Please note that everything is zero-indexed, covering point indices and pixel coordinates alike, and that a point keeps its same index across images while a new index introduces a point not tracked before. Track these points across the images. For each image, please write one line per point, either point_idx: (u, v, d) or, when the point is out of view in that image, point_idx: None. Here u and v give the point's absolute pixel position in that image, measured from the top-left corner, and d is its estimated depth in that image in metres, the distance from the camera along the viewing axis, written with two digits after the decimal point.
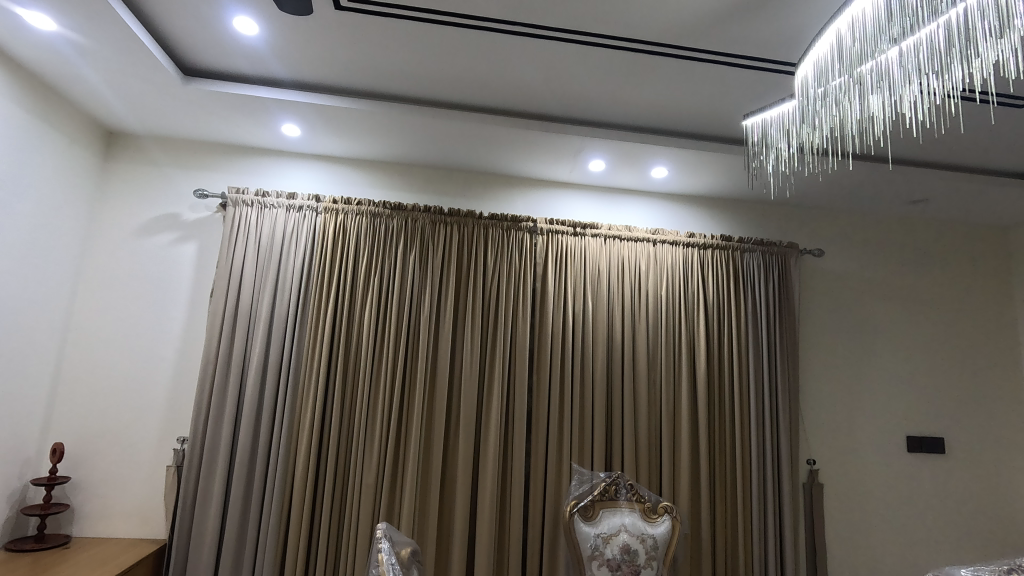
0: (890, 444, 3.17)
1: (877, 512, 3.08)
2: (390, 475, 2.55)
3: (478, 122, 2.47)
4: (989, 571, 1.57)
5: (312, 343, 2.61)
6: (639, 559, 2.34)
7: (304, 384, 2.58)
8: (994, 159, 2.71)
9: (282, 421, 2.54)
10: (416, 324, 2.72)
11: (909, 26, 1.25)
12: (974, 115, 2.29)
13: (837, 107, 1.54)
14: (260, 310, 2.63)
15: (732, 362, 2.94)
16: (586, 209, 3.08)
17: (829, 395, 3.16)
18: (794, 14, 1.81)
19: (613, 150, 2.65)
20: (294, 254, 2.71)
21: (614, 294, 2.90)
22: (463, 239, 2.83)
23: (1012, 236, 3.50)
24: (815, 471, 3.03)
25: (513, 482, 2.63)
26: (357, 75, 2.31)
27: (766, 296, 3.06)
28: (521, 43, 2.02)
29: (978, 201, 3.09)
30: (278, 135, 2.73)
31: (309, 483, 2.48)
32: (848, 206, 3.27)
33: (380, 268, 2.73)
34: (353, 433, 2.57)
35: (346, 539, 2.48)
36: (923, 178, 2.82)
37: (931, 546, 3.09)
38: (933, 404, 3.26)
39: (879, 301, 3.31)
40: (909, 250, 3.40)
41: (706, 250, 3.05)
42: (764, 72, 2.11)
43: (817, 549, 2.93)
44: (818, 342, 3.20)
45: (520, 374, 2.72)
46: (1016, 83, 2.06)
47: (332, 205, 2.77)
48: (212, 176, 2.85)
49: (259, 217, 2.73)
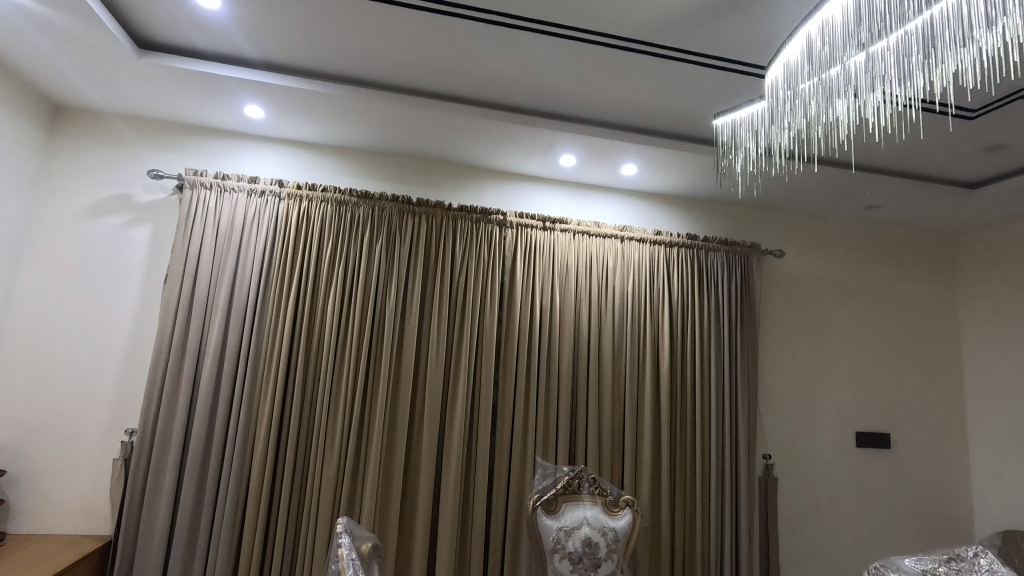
0: (841, 439, 3.29)
1: (827, 503, 3.20)
2: (351, 469, 2.50)
3: (450, 111, 2.43)
4: (931, 560, 1.63)
5: (272, 332, 2.53)
6: (600, 552, 2.38)
7: (264, 374, 2.50)
8: (946, 169, 2.84)
9: (239, 413, 2.45)
10: (381, 315, 2.66)
11: (877, 32, 1.27)
12: (931, 124, 2.39)
13: (805, 110, 1.56)
14: (217, 297, 2.53)
15: (694, 359, 2.99)
16: (557, 204, 3.08)
17: (785, 392, 3.25)
18: (767, 17, 1.84)
19: (584, 145, 2.65)
20: (255, 240, 2.62)
21: (582, 290, 2.91)
22: (431, 230, 2.78)
23: (959, 242, 3.67)
24: (770, 466, 3.12)
25: (477, 477, 2.61)
26: (325, 58, 2.23)
27: (729, 295, 3.12)
28: (497, 33, 2.00)
29: (930, 208, 3.24)
30: (239, 116, 2.62)
31: (266, 477, 2.41)
32: (809, 209, 3.37)
33: (345, 257, 2.67)
34: (313, 426, 2.51)
35: (304, 533, 2.42)
36: (880, 184, 2.93)
37: (875, 537, 3.23)
38: (882, 402, 3.40)
39: (835, 302, 3.42)
40: (865, 253, 3.53)
41: (673, 248, 3.09)
42: (735, 74, 2.14)
43: (769, 541, 3.03)
44: (777, 340, 3.29)
45: (487, 367, 2.70)
46: (970, 96, 2.16)
47: (295, 191, 2.68)
48: (166, 156, 2.71)
49: (218, 201, 2.62)
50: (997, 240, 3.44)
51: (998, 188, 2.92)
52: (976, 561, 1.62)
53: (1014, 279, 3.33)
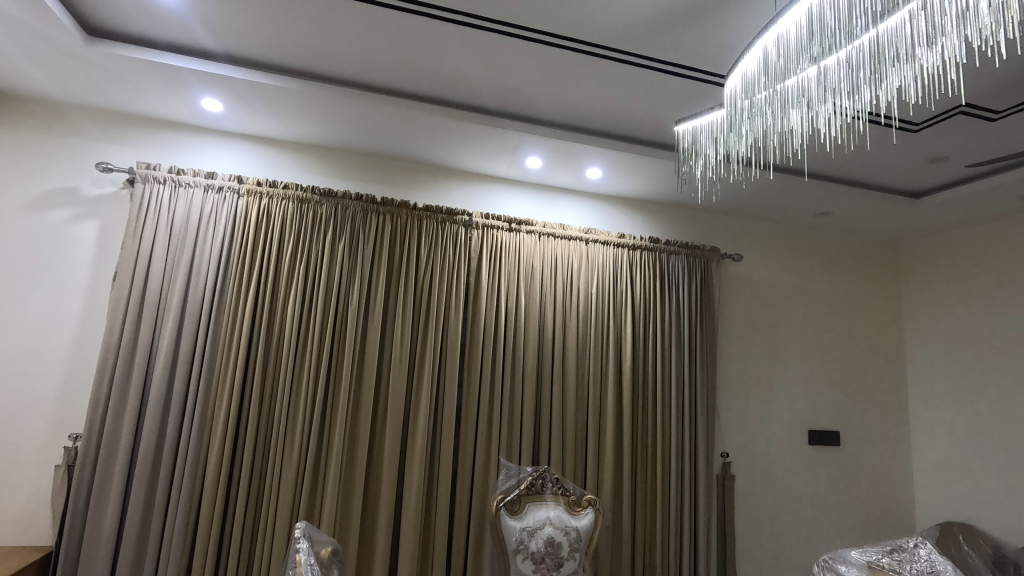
0: (794, 437, 3.41)
1: (781, 498, 3.31)
2: (311, 473, 2.45)
3: (416, 110, 2.41)
4: (876, 551, 1.71)
5: (229, 332, 2.46)
6: (563, 551, 2.40)
7: (219, 376, 2.42)
8: (892, 179, 2.98)
9: (193, 415, 2.37)
10: (344, 315, 2.62)
11: (828, 47, 1.32)
12: (878, 136, 2.51)
13: (761, 117, 1.62)
14: (171, 296, 2.43)
15: (655, 360, 3.06)
16: (523, 206, 3.09)
17: (742, 391, 3.35)
18: (727, 28, 1.90)
19: (550, 147, 2.67)
20: (212, 237, 2.53)
21: (547, 291, 2.93)
22: (396, 229, 2.75)
23: (903, 249, 3.86)
24: (728, 463, 3.20)
25: (440, 478, 2.60)
26: (288, 53, 2.18)
27: (690, 297, 3.20)
28: (464, 33, 2.00)
29: (877, 216, 3.40)
30: (195, 109, 2.53)
31: (221, 482, 2.33)
32: (766, 215, 3.48)
33: (307, 256, 2.61)
34: (272, 429, 2.44)
35: (260, 537, 2.35)
36: (832, 192, 3.06)
37: (825, 530, 3.36)
38: (833, 401, 3.55)
39: (790, 304, 3.55)
40: (818, 257, 3.67)
41: (635, 251, 3.15)
42: (696, 82, 2.20)
43: (726, 537, 3.11)
44: (735, 341, 3.39)
45: (451, 367, 2.69)
46: (914, 110, 2.28)
47: (255, 187, 2.61)
48: (116, 148, 2.60)
49: (172, 196, 2.53)
50: (938, 247, 3.64)
51: (938, 198, 3.09)
52: (916, 551, 1.68)
53: (954, 285, 3.53)
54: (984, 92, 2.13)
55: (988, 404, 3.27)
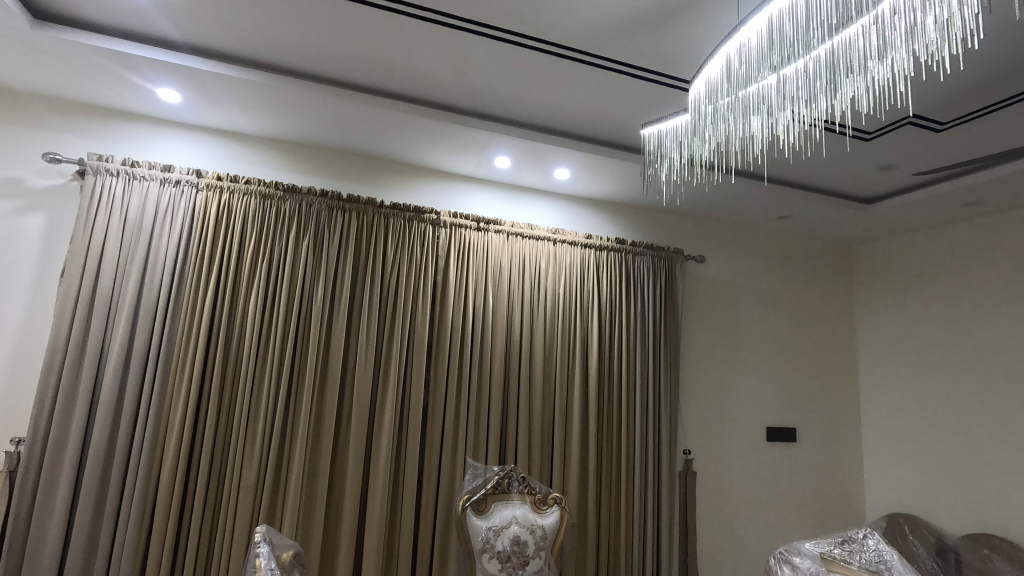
0: (753, 434, 3.52)
1: (740, 493, 3.41)
2: (273, 476, 2.39)
3: (383, 106, 2.38)
4: (828, 543, 1.78)
5: (187, 330, 2.38)
6: (528, 550, 2.41)
7: (176, 378, 2.33)
8: (846, 185, 3.11)
9: (147, 417, 2.28)
10: (308, 314, 2.56)
11: (786, 56, 1.37)
12: (833, 143, 2.61)
13: (723, 124, 1.66)
14: (124, 293, 2.34)
15: (621, 359, 3.10)
16: (491, 205, 3.09)
17: (704, 389, 3.44)
18: (691, 35, 1.95)
19: (518, 147, 2.68)
20: (168, 233, 2.45)
21: (514, 290, 2.94)
22: (362, 227, 2.71)
23: (856, 252, 4.03)
24: (690, 460, 3.28)
25: (406, 479, 2.57)
26: (250, 45, 2.13)
27: (654, 298, 3.26)
28: (433, 31, 1.98)
29: (832, 220, 3.53)
30: (151, 99, 2.43)
31: (177, 486, 2.25)
32: (728, 218, 3.58)
33: (269, 254, 2.55)
34: (232, 431, 2.37)
35: (219, 542, 2.29)
36: (790, 197, 3.17)
37: (781, 523, 3.48)
38: (790, 399, 3.67)
39: (750, 304, 3.66)
40: (776, 260, 3.79)
41: (602, 251, 3.19)
42: (662, 87, 2.25)
43: (688, 532, 3.18)
44: (697, 340, 3.47)
45: (418, 366, 2.67)
46: (866, 120, 2.38)
47: (215, 182, 2.53)
48: (64, 139, 2.48)
49: (126, 190, 2.43)
50: (888, 251, 3.81)
51: (889, 204, 3.24)
52: (866, 542, 1.73)
53: (901, 287, 3.70)
54: (931, 104, 2.24)
55: (932, 400, 3.44)
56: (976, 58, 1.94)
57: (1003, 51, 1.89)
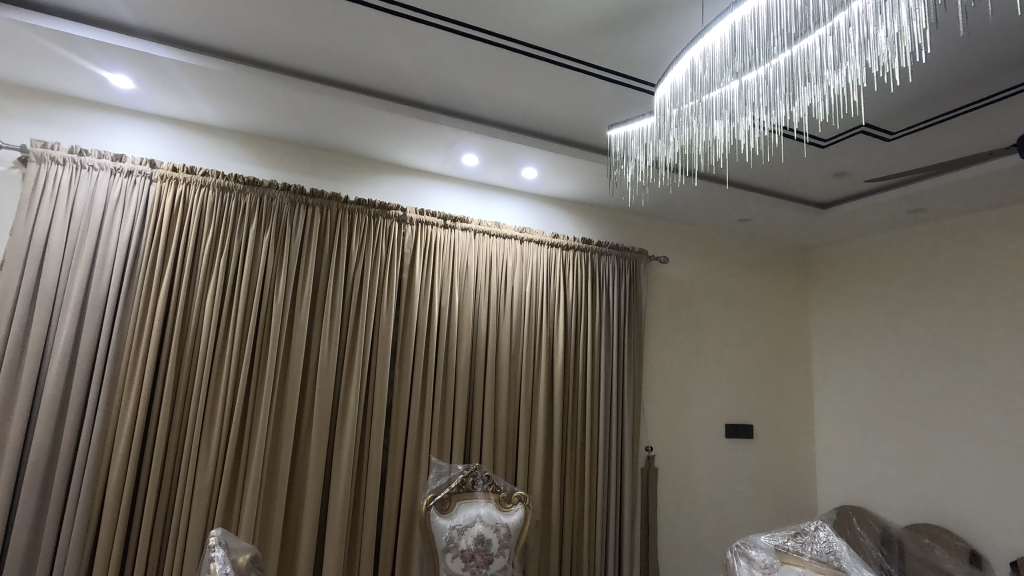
0: (713, 430, 3.61)
1: (700, 486, 3.50)
2: (229, 477, 2.32)
3: (348, 99, 2.34)
4: (782, 535, 1.83)
5: (138, 326, 2.28)
6: (492, 548, 2.41)
7: (126, 374, 2.24)
8: (803, 190, 3.22)
9: (94, 417, 2.18)
10: (268, 311, 2.50)
11: (748, 63, 1.41)
12: (791, 149, 2.70)
13: (687, 127, 1.69)
14: (70, 287, 2.23)
15: (586, 358, 3.13)
16: (458, 202, 3.08)
17: (666, 387, 3.51)
18: (657, 39, 1.98)
19: (486, 145, 2.67)
20: (119, 225, 2.34)
21: (481, 289, 2.93)
22: (326, 222, 2.65)
23: (811, 255, 4.18)
24: (651, 457, 3.34)
25: (368, 479, 2.53)
26: (207, 32, 2.05)
27: (619, 297, 3.30)
28: (400, 25, 1.96)
29: (789, 223, 3.65)
30: (101, 84, 2.32)
31: (126, 489, 2.16)
32: (691, 220, 3.66)
33: (227, 248, 2.47)
34: (185, 431, 2.29)
35: (170, 545, 2.20)
36: (750, 200, 3.26)
37: (738, 516, 3.58)
38: (747, 396, 3.78)
39: (711, 304, 3.75)
40: (737, 261, 3.90)
41: (568, 251, 3.22)
42: (628, 89, 2.28)
43: (649, 528, 3.24)
44: (660, 340, 3.54)
45: (382, 364, 2.63)
46: (821, 127, 2.47)
47: (170, 173, 2.44)
48: (4, 123, 2.34)
49: (73, 179, 2.31)
50: (841, 254, 3.97)
51: (842, 209, 3.37)
52: (816, 533, 1.79)
53: (853, 289, 3.87)
54: (881, 114, 2.34)
55: (879, 397, 3.61)
56: (922, 71, 2.04)
57: (949, 65, 1.99)
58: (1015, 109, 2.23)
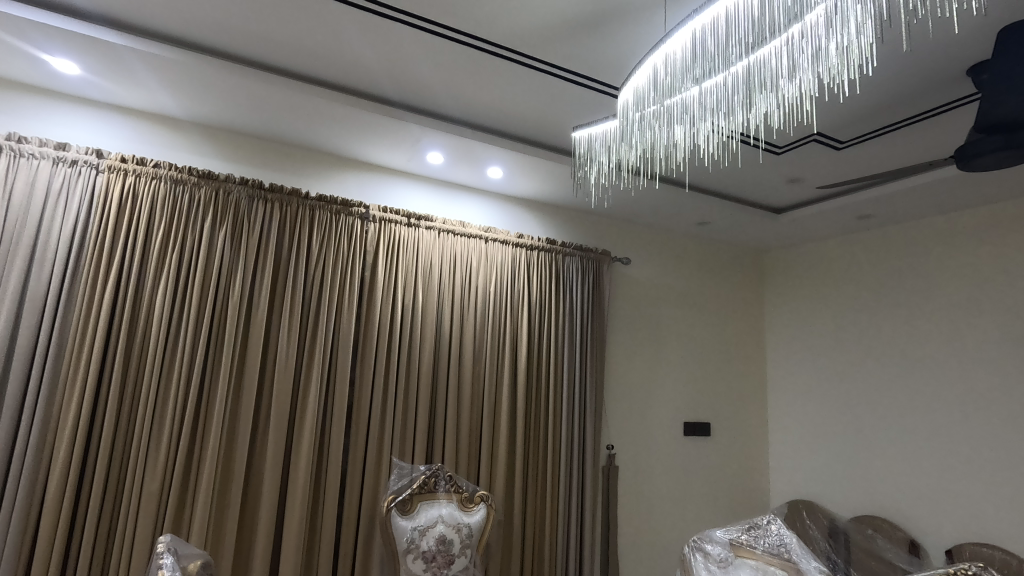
0: (672, 428, 3.69)
1: (658, 482, 3.58)
2: (180, 480, 2.23)
3: (309, 93, 2.28)
4: (736, 529, 1.88)
5: (82, 322, 2.17)
6: (454, 549, 2.40)
7: (68, 375, 2.12)
8: (759, 195, 3.33)
9: (32, 418, 2.06)
10: (224, 308, 2.42)
11: (707, 69, 1.45)
12: (748, 155, 2.79)
13: (649, 130, 1.72)
14: (7, 280, 2.10)
15: (549, 357, 3.15)
16: (423, 200, 3.05)
17: (628, 386, 3.57)
18: (621, 42, 2.01)
19: (451, 143, 2.66)
20: (62, 217, 2.22)
21: (445, 288, 2.92)
22: (285, 218, 2.59)
23: (766, 258, 4.33)
24: (612, 455, 3.39)
25: (328, 481, 2.48)
26: (160, 19, 1.97)
27: (583, 297, 3.34)
28: (364, 19, 1.93)
29: (746, 226, 3.77)
30: (44, 69, 2.20)
31: (67, 493, 2.05)
32: (652, 222, 3.73)
33: (180, 243, 2.38)
34: (132, 431, 2.19)
35: (116, 552, 2.11)
36: (709, 203, 3.35)
37: (695, 511, 3.68)
38: (705, 395, 3.89)
39: (671, 305, 3.83)
40: (696, 263, 4.00)
41: (533, 251, 3.24)
42: (592, 91, 2.31)
43: (610, 525, 3.29)
44: (622, 339, 3.60)
45: (343, 363, 2.58)
46: (777, 134, 2.56)
47: (119, 164, 2.33)
48: None
49: (11, 168, 2.18)
50: (794, 258, 4.13)
51: (795, 214, 3.51)
52: (768, 527, 1.87)
53: (805, 291, 4.02)
54: (832, 124, 2.45)
55: (828, 395, 3.76)
56: (870, 84, 2.14)
57: (894, 78, 2.10)
58: (953, 122, 2.36)
